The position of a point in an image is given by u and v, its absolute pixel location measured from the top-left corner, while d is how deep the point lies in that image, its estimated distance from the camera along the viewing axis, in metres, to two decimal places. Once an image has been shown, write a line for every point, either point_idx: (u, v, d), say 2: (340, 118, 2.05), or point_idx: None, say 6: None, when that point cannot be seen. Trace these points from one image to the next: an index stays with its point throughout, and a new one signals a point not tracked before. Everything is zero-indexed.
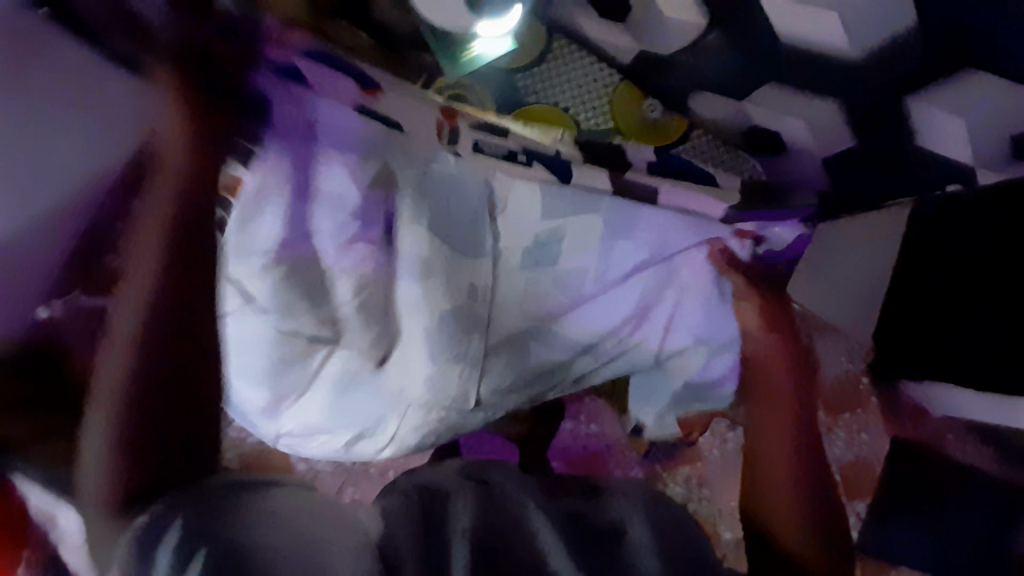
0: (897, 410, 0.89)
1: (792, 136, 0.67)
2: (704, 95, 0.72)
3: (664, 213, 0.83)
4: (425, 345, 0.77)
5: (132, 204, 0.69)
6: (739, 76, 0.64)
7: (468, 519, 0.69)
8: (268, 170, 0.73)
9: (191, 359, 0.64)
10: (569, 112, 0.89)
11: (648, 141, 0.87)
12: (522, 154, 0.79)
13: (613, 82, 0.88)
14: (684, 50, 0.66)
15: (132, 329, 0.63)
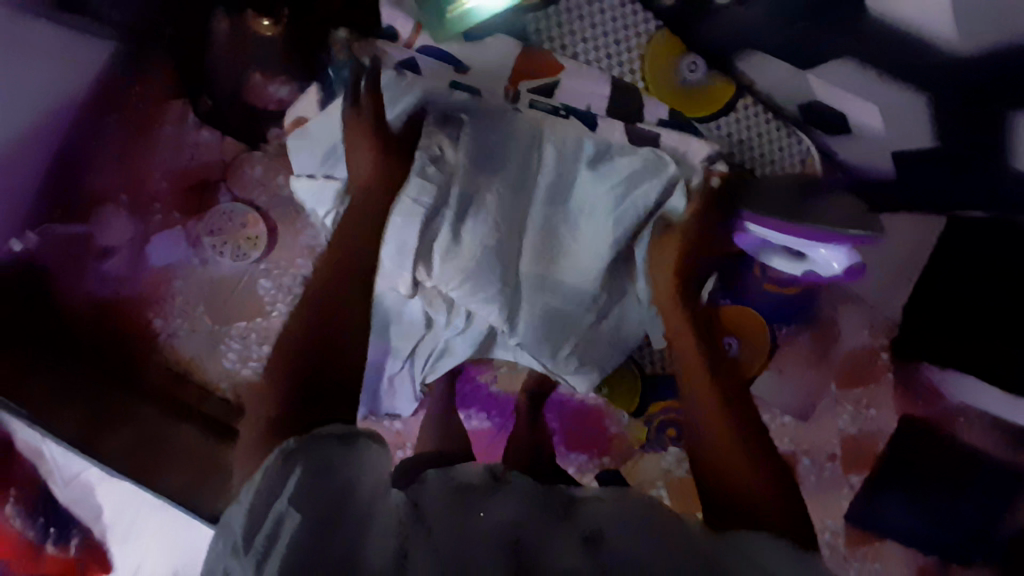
0: (912, 385, 0.82)
1: (857, 121, 0.58)
2: (752, 56, 0.62)
3: (664, 161, 0.67)
4: (492, 266, 0.68)
5: (120, 155, 0.90)
6: (800, 44, 0.54)
7: (509, 504, 0.46)
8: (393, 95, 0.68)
9: (319, 360, 0.47)
10: (591, 66, 0.69)
11: (685, 110, 0.69)
12: (563, 110, 0.71)
13: (649, 29, 0.66)
14: (742, 3, 0.56)
15: (313, 328, 0.49)
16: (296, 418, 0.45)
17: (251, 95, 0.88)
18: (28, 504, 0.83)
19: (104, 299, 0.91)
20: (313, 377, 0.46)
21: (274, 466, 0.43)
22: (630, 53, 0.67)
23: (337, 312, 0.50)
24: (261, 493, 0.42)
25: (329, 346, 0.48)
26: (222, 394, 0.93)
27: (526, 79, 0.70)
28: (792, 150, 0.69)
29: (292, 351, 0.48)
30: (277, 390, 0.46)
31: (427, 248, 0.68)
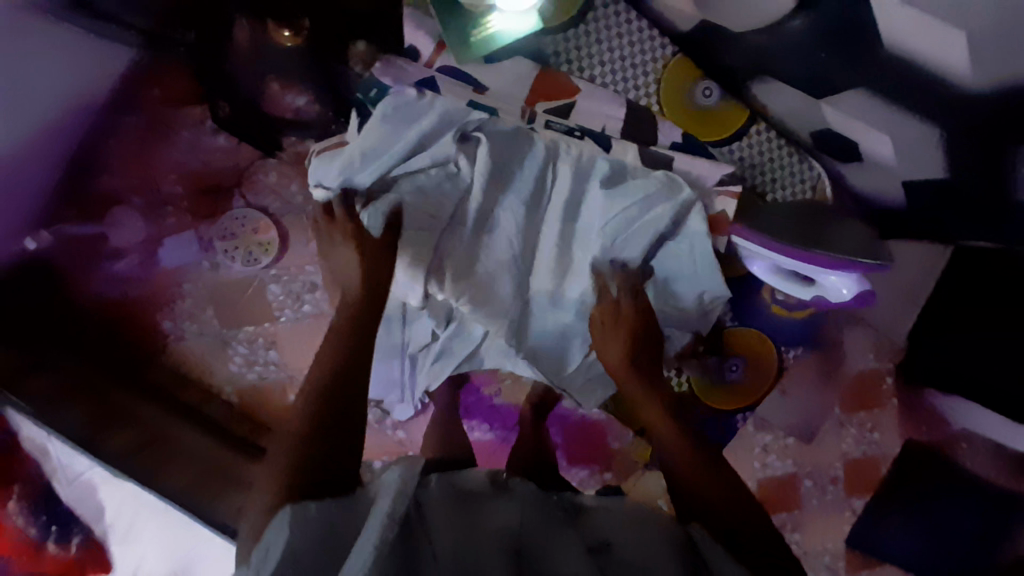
0: (917, 414, 0.82)
1: (870, 150, 0.58)
2: (767, 82, 0.63)
3: (674, 186, 0.67)
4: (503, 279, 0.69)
5: (134, 157, 0.91)
6: (816, 72, 0.54)
7: (513, 514, 0.48)
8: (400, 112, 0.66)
9: (328, 419, 0.49)
10: (608, 87, 0.72)
11: (699, 131, 0.71)
12: (579, 130, 0.70)
13: (665, 55, 0.71)
14: (759, 31, 0.56)
15: (320, 389, 0.51)
16: (303, 477, 0.46)
17: (273, 106, 0.87)
18: (30, 502, 0.83)
19: (113, 299, 0.92)
20: (326, 438, 0.48)
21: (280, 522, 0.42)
22: (646, 77, 0.71)
23: (349, 378, 0.53)
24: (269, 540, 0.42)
25: (344, 412, 0.50)
26: (226, 397, 0.94)
27: (543, 99, 0.72)
28: (803, 174, 0.70)
29: (305, 414, 0.50)
30: (288, 446, 0.48)
31: (437, 260, 0.68)
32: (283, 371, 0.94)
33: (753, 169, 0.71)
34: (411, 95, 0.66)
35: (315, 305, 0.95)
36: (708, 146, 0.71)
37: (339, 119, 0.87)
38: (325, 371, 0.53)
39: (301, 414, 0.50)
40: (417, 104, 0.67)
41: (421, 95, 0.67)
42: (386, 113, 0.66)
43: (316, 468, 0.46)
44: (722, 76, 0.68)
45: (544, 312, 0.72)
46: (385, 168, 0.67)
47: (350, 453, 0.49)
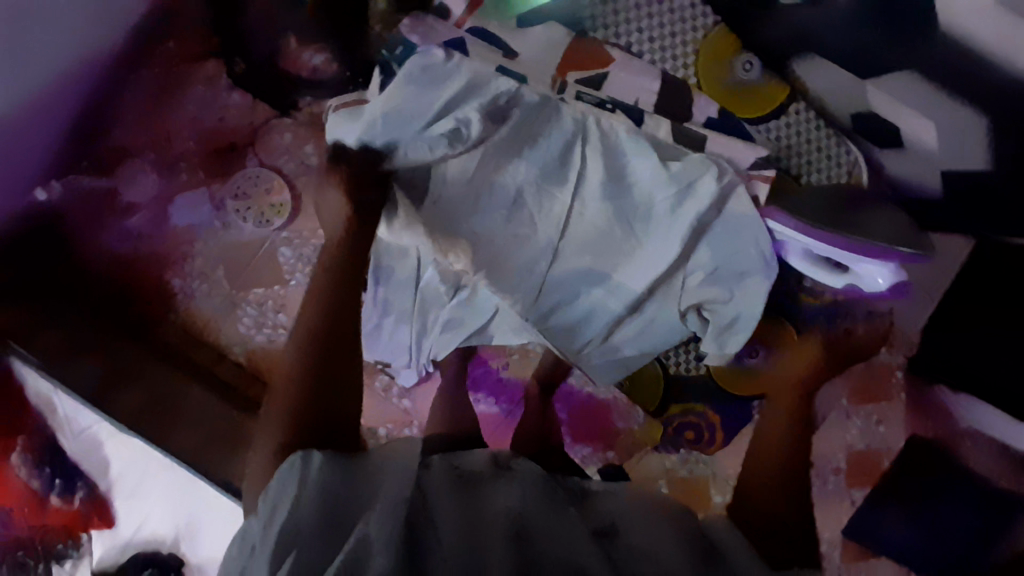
0: (926, 407, 0.80)
1: (913, 138, 0.56)
2: (810, 61, 0.60)
3: (701, 170, 0.65)
4: (517, 255, 0.68)
5: (151, 112, 0.90)
6: (861, 55, 0.53)
7: (515, 496, 0.48)
8: (424, 69, 0.63)
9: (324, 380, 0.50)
10: (641, 57, 0.67)
11: (737, 108, 0.66)
12: (609, 104, 0.67)
13: (707, 24, 0.65)
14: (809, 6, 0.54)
15: (312, 352, 0.51)
16: (305, 434, 0.48)
17: (289, 64, 0.88)
18: (32, 453, 0.82)
19: (125, 256, 0.91)
20: (323, 391, 0.50)
21: (288, 476, 0.45)
22: (684, 48, 0.66)
23: (339, 333, 0.53)
24: (278, 491, 0.44)
25: (336, 366, 0.51)
26: (234, 357, 0.93)
27: (574, 68, 0.67)
28: (839, 159, 0.66)
29: (295, 383, 0.50)
30: (287, 400, 0.50)
31: (452, 232, 0.68)
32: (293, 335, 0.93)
33: (787, 152, 0.67)
34: (440, 60, 0.63)
35: None
36: (744, 124, 0.66)
37: (357, 78, 0.86)
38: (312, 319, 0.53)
39: (295, 367, 0.51)
40: (444, 68, 0.63)
41: (449, 58, 0.63)
42: (411, 77, 0.63)
43: (317, 418, 0.49)
44: (767, 51, 0.63)
45: (563, 303, 0.70)
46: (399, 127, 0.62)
47: (345, 407, 0.50)
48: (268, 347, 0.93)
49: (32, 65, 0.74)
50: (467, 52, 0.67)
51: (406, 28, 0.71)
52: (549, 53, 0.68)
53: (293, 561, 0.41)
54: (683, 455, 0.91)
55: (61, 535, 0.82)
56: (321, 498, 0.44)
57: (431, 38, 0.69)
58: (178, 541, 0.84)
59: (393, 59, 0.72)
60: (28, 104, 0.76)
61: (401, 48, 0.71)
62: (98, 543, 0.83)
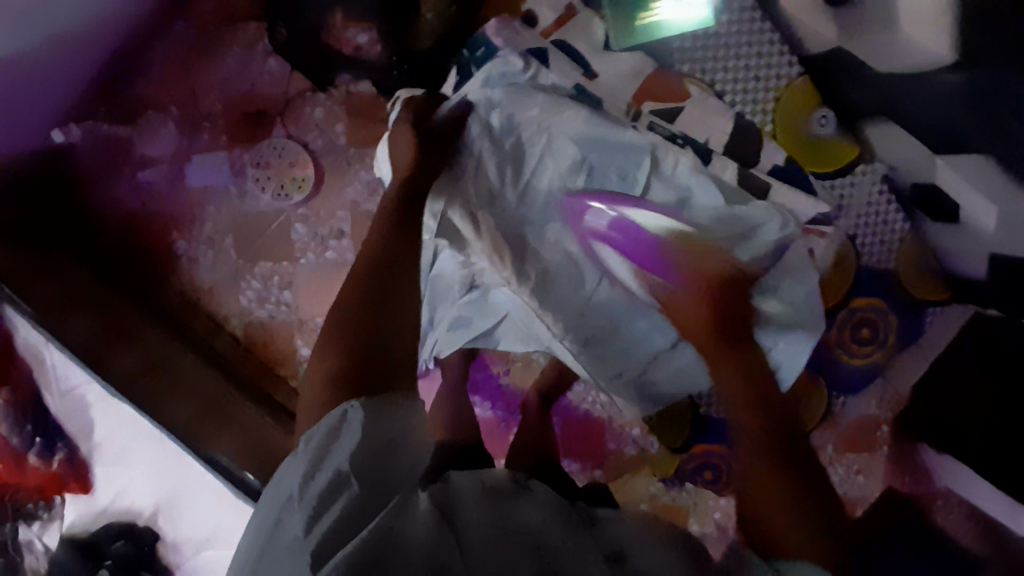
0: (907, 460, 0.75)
1: (972, 215, 0.57)
2: (887, 125, 0.61)
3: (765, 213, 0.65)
4: (564, 273, 0.68)
5: (181, 64, 0.87)
6: (935, 126, 0.53)
7: (535, 512, 0.44)
8: (501, 69, 0.66)
9: (381, 332, 0.49)
10: (723, 96, 0.71)
11: (806, 160, 0.70)
12: (681, 138, 0.69)
13: (791, 75, 0.69)
14: (901, 77, 0.52)
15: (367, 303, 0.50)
16: (358, 382, 0.46)
17: (333, 40, 0.85)
18: (18, 408, 0.78)
19: (130, 210, 0.89)
20: (378, 351, 0.48)
21: (349, 430, 0.43)
22: (766, 93, 0.70)
23: (391, 286, 0.52)
24: (323, 442, 0.43)
25: (388, 333, 0.49)
26: (231, 330, 0.91)
27: (652, 99, 0.71)
28: (892, 223, 0.71)
29: (349, 333, 0.49)
30: (341, 346, 0.48)
31: (500, 240, 0.66)
32: (295, 314, 0.91)
33: (847, 210, 0.72)
34: (518, 67, 0.67)
35: (338, 253, 0.90)
36: (811, 177, 0.70)
37: (401, 65, 0.84)
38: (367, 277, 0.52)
39: (348, 324, 0.49)
40: (522, 75, 0.67)
41: (527, 68, 0.67)
42: (487, 78, 0.66)
43: (375, 364, 0.47)
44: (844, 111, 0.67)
45: (605, 335, 0.69)
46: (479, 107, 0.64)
47: (401, 370, 0.47)
48: (270, 325, 0.91)
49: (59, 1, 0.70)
50: (548, 62, 0.69)
51: (493, 29, 0.72)
52: (631, 80, 0.71)
53: (352, 496, 0.41)
54: (691, 489, 0.92)
55: (34, 495, 0.79)
56: (374, 456, 0.42)
57: (517, 42, 0.71)
58: (157, 514, 0.80)
59: (470, 59, 0.73)
60: (55, 39, 0.74)
61: (482, 49, 0.72)
62: (71, 509, 0.79)
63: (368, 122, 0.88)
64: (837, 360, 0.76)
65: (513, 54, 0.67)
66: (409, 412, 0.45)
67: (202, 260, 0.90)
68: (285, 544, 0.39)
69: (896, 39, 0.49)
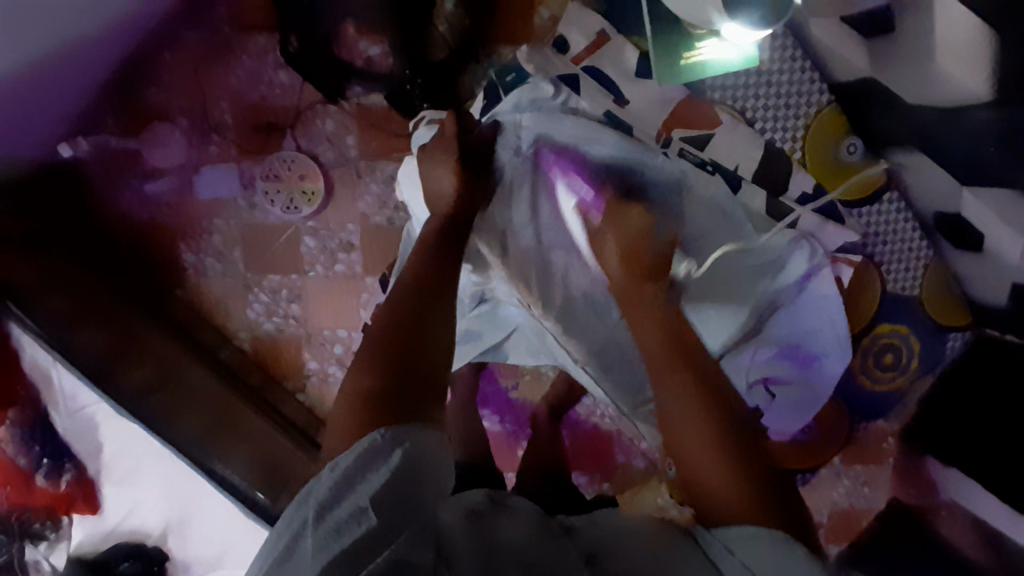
0: (916, 475, 0.77)
1: (998, 245, 0.57)
2: (914, 155, 0.62)
3: (789, 242, 0.69)
4: (588, 302, 0.73)
5: (186, 73, 0.85)
6: (967, 161, 0.54)
7: (516, 530, 0.43)
8: (534, 97, 0.72)
9: (420, 363, 0.49)
10: (754, 124, 0.72)
11: (835, 188, 0.72)
12: (708, 165, 0.73)
13: (820, 104, 0.70)
14: (935, 111, 0.53)
15: (405, 327, 0.51)
16: (392, 407, 0.45)
17: (344, 50, 0.83)
18: (24, 429, 0.77)
19: (139, 221, 0.88)
20: (406, 379, 0.47)
21: (382, 454, 0.42)
22: (797, 122, 0.71)
23: (425, 315, 0.53)
24: (358, 467, 0.41)
25: (416, 360, 0.49)
26: (239, 342, 0.90)
27: (681, 126, 0.74)
28: (918, 252, 0.72)
29: (384, 358, 0.49)
30: (375, 370, 0.48)
31: (526, 267, 0.73)
32: (302, 327, 0.90)
33: (878, 238, 0.73)
34: (547, 93, 0.72)
35: (348, 267, 0.89)
36: (839, 204, 0.73)
37: (415, 77, 0.83)
38: (400, 307, 0.53)
39: (385, 349, 0.49)
40: (554, 101, 0.72)
41: (557, 95, 0.72)
42: (518, 104, 0.72)
43: (410, 389, 0.47)
44: (874, 142, 0.68)
45: (620, 356, 0.73)
46: (512, 125, 0.70)
47: (430, 399, 0.47)
48: (278, 338, 0.90)
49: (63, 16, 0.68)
50: (579, 89, 0.75)
51: (524, 55, 0.78)
52: (663, 106, 0.74)
53: (370, 526, 0.38)
54: None
55: (42, 515, 0.78)
56: (399, 484, 0.40)
57: (550, 69, 0.76)
58: (166, 533, 0.81)
59: (500, 83, 0.79)
60: (60, 51, 0.72)
61: (513, 75, 0.78)
62: (80, 529, 0.80)
63: (380, 133, 0.86)
64: (862, 386, 0.77)
65: (543, 80, 0.72)
66: (439, 445, 0.45)
67: (210, 274, 0.89)
68: (296, 572, 0.37)
69: (948, 74, 0.48)
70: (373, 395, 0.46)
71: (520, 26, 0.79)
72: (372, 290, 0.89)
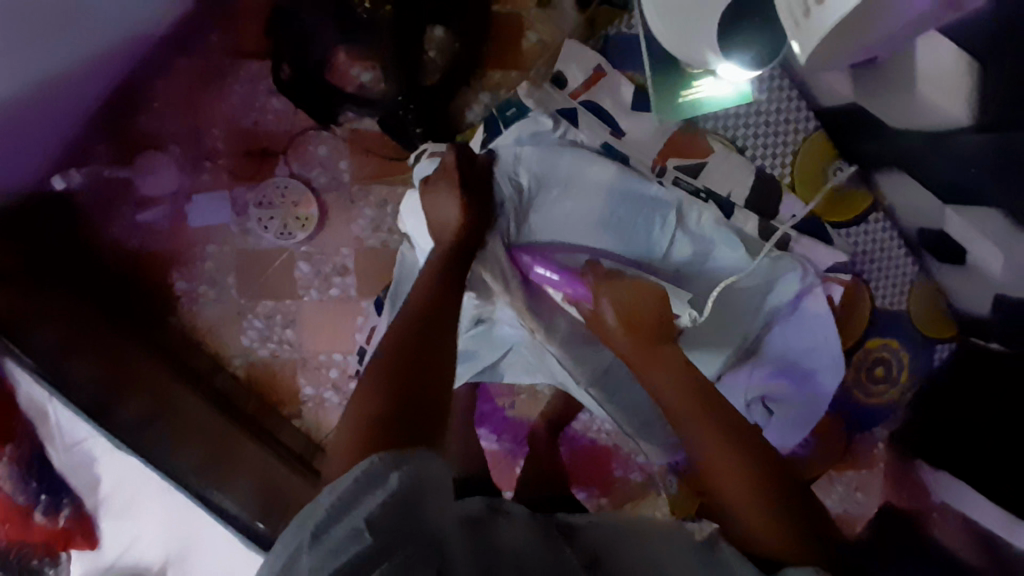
0: (907, 480, 0.78)
1: (981, 259, 0.59)
2: (898, 176, 0.65)
3: (786, 267, 0.71)
4: (586, 330, 0.73)
5: (178, 102, 0.85)
6: (952, 182, 0.56)
7: (519, 537, 0.46)
8: (533, 129, 0.74)
9: (428, 394, 0.50)
10: (745, 151, 0.76)
11: (825, 211, 0.75)
12: (703, 193, 0.74)
13: (808, 130, 0.74)
14: (920, 134, 0.55)
15: (407, 355, 0.52)
16: (397, 437, 0.45)
17: (337, 77, 0.84)
18: (19, 466, 0.76)
19: (132, 249, 0.87)
20: (413, 408, 0.48)
21: (373, 481, 0.42)
22: (785, 148, 0.75)
23: (424, 344, 0.53)
24: (352, 490, 0.41)
25: (422, 387, 0.50)
26: (233, 369, 0.89)
27: (675, 155, 0.76)
28: (904, 270, 0.75)
29: (386, 390, 0.49)
30: (377, 405, 0.47)
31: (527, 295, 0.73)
32: (298, 351, 0.90)
33: (862, 256, 0.76)
34: (546, 125, 0.74)
35: (343, 290, 0.90)
36: (828, 226, 0.75)
37: (408, 103, 0.83)
38: (400, 338, 0.53)
39: (388, 381, 0.49)
40: (551, 133, 0.74)
41: (554, 127, 0.74)
42: (518, 137, 0.74)
43: (416, 418, 0.47)
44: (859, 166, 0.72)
45: (622, 382, 0.75)
46: (509, 159, 0.72)
47: (432, 426, 0.48)
48: (273, 363, 0.90)
49: (57, 49, 0.69)
50: (577, 121, 0.75)
51: (524, 92, 0.76)
52: (658, 138, 0.76)
53: (366, 543, 0.39)
54: None
55: (42, 550, 0.77)
56: (397, 511, 0.40)
57: (549, 103, 0.76)
58: (166, 565, 0.81)
59: (501, 118, 0.76)
60: (53, 83, 0.72)
61: (513, 111, 0.76)
62: (78, 563, 0.80)
63: (373, 158, 0.87)
64: (855, 401, 0.79)
65: (542, 113, 0.74)
66: (444, 471, 0.44)
67: (205, 301, 0.88)
68: None
69: (928, 100, 0.50)
70: (379, 428, 0.46)
71: (510, 54, 0.83)
72: (367, 313, 0.90)
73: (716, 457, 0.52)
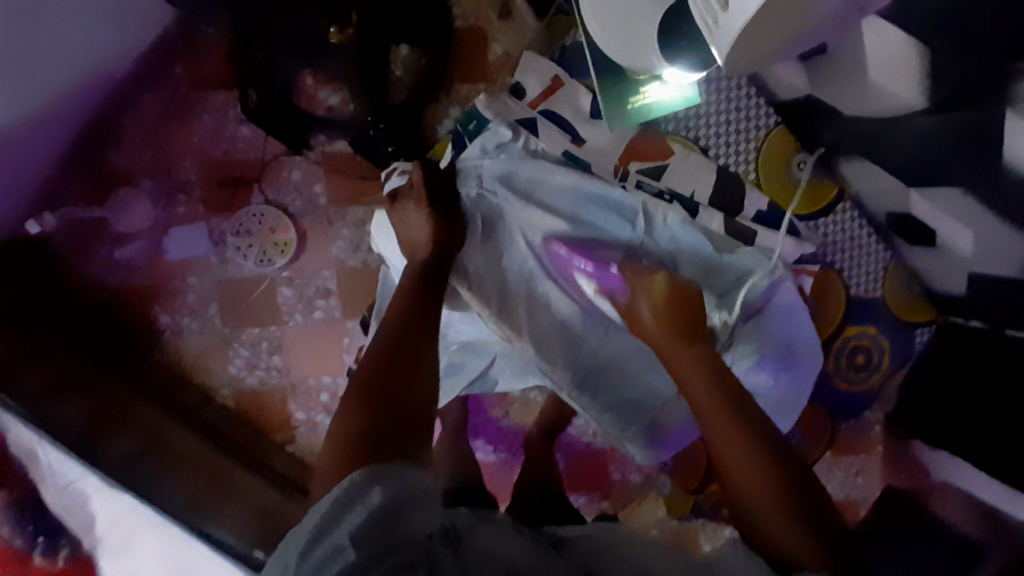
0: (900, 459, 0.78)
1: (950, 238, 0.60)
2: (859, 160, 0.65)
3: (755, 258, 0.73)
4: (565, 334, 0.75)
5: (149, 138, 0.86)
6: (912, 164, 0.56)
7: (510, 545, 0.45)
8: (496, 140, 0.75)
9: (407, 409, 0.50)
10: (708, 151, 0.76)
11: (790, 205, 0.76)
12: (667, 194, 0.77)
13: (770, 127, 0.74)
14: (878, 119, 0.55)
15: (382, 369, 0.52)
16: (380, 451, 0.45)
17: (304, 102, 0.85)
18: (16, 510, 0.76)
19: (112, 288, 0.87)
20: (388, 419, 0.48)
21: (359, 499, 0.41)
22: (748, 145, 0.75)
23: (402, 358, 0.53)
24: (332, 514, 0.41)
25: (400, 403, 0.50)
26: (223, 400, 0.90)
27: (637, 160, 0.77)
28: (877, 257, 0.76)
29: (366, 406, 0.49)
30: (361, 424, 0.47)
31: (504, 305, 0.74)
32: (286, 376, 0.90)
33: (833, 246, 0.77)
34: (508, 137, 0.76)
35: (327, 312, 0.90)
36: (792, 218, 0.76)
37: (378, 123, 0.84)
38: (381, 352, 0.54)
39: (366, 398, 0.49)
40: (513, 144, 0.76)
41: (516, 138, 0.76)
42: (484, 149, 0.75)
43: (395, 433, 0.47)
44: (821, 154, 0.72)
45: (605, 382, 0.76)
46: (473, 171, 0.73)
47: (414, 441, 0.48)
48: (263, 391, 0.89)
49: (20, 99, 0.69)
50: (538, 131, 0.78)
51: (483, 104, 0.80)
52: (617, 142, 0.77)
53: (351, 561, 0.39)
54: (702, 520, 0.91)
55: None
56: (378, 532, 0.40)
57: (507, 114, 0.79)
58: None
59: (464, 132, 0.81)
60: (19, 132, 0.72)
61: (474, 124, 0.80)
62: None
63: (345, 178, 0.87)
64: (837, 386, 0.80)
65: (502, 125, 0.76)
66: (424, 488, 0.44)
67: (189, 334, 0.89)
68: None
69: (882, 87, 0.50)
70: (359, 443, 0.46)
71: (478, 67, 0.84)
72: (353, 332, 0.90)
73: (735, 455, 0.52)
